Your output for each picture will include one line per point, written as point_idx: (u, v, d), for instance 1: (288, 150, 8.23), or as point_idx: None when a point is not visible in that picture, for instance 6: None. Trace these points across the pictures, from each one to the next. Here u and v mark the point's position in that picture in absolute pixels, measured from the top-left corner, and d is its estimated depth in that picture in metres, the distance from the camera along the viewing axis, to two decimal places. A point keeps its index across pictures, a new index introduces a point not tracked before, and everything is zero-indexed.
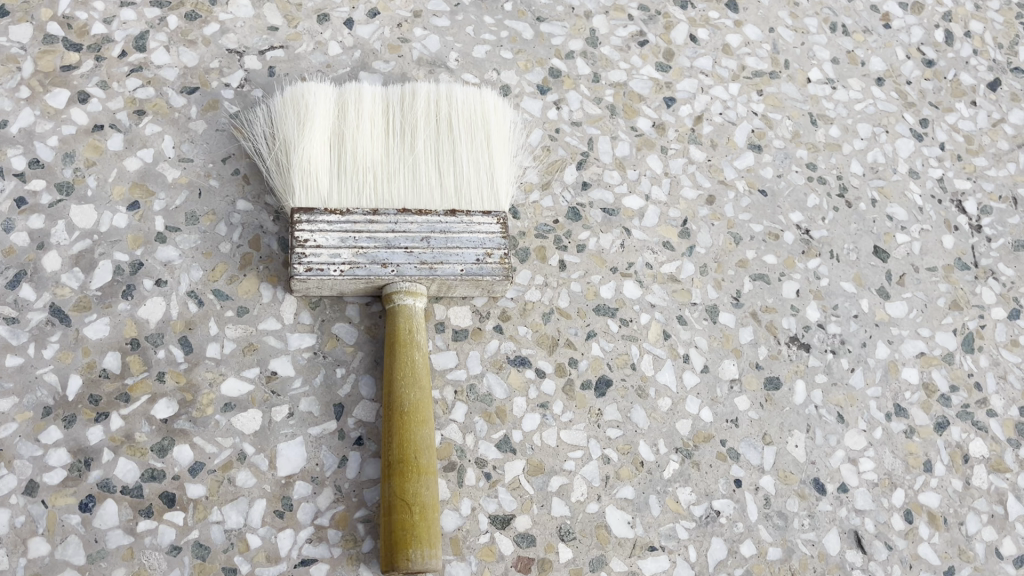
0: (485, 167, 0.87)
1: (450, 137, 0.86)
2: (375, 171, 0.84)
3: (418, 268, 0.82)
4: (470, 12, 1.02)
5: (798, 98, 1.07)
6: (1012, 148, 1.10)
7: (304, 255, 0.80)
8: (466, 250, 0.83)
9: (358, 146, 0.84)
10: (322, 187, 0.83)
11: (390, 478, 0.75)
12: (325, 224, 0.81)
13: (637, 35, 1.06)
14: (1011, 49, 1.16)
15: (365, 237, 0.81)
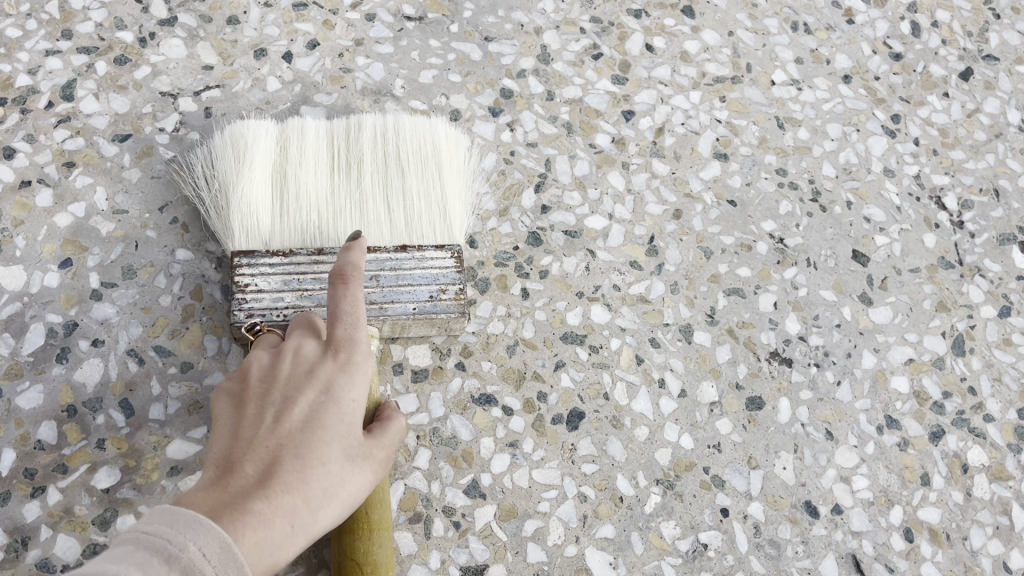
0: (438, 199, 0.82)
1: (399, 169, 0.82)
2: (320, 208, 0.79)
3: (366, 308, 0.76)
4: (414, 37, 0.98)
5: (762, 102, 1.03)
6: (989, 139, 1.06)
7: (245, 298, 0.75)
8: (419, 287, 0.77)
9: (301, 183, 0.80)
10: (264, 229, 0.78)
11: (339, 535, 0.69)
12: (266, 267, 0.76)
13: (591, 49, 1.02)
14: (981, 37, 1.12)
15: (309, 278, 0.76)
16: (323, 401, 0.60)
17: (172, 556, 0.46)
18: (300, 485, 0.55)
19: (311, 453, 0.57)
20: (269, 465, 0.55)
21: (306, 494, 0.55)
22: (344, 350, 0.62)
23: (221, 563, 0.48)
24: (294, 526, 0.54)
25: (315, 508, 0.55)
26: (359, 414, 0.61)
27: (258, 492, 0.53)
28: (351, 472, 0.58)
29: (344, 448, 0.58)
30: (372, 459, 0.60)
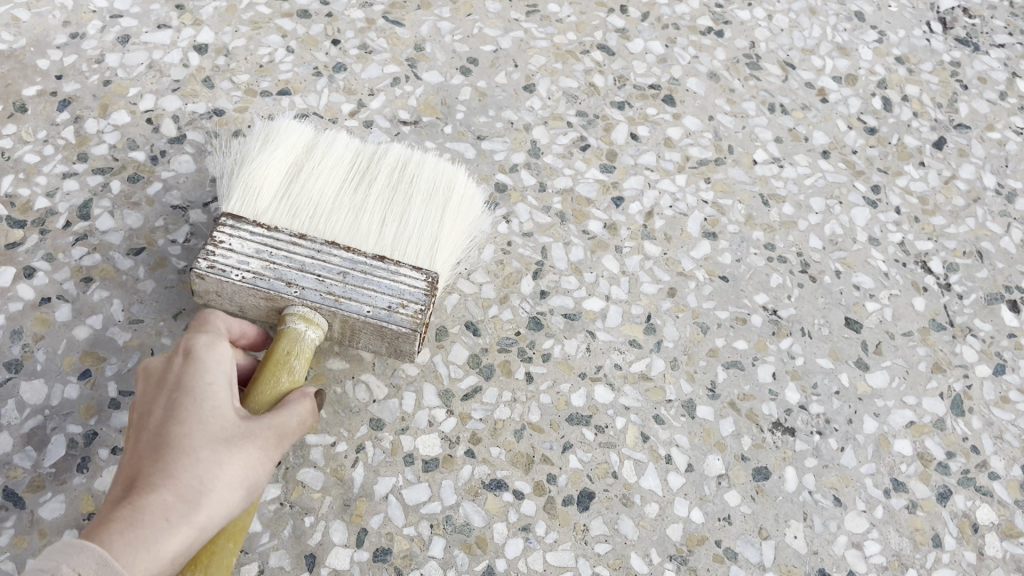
0: (435, 229, 0.84)
1: (407, 195, 0.86)
2: (318, 205, 0.83)
3: (323, 296, 0.77)
4: (411, 140, 1.04)
5: (746, 181, 1.07)
6: (968, 203, 1.09)
7: (216, 252, 0.78)
8: (380, 294, 0.78)
9: (311, 181, 0.85)
10: (259, 203, 0.82)
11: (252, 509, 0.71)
12: (246, 234, 0.79)
13: (578, 141, 1.07)
14: (951, 107, 1.17)
15: (281, 255, 0.79)
16: (178, 400, 0.67)
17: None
18: (167, 481, 0.62)
19: (172, 451, 0.63)
20: (134, 482, 0.62)
21: (174, 487, 0.62)
22: (192, 357, 0.69)
23: None
24: (172, 518, 0.61)
25: (192, 501, 0.62)
26: (222, 398, 0.68)
27: (124, 504, 0.61)
28: (230, 455, 0.64)
29: (208, 433, 0.65)
30: (248, 433, 0.66)
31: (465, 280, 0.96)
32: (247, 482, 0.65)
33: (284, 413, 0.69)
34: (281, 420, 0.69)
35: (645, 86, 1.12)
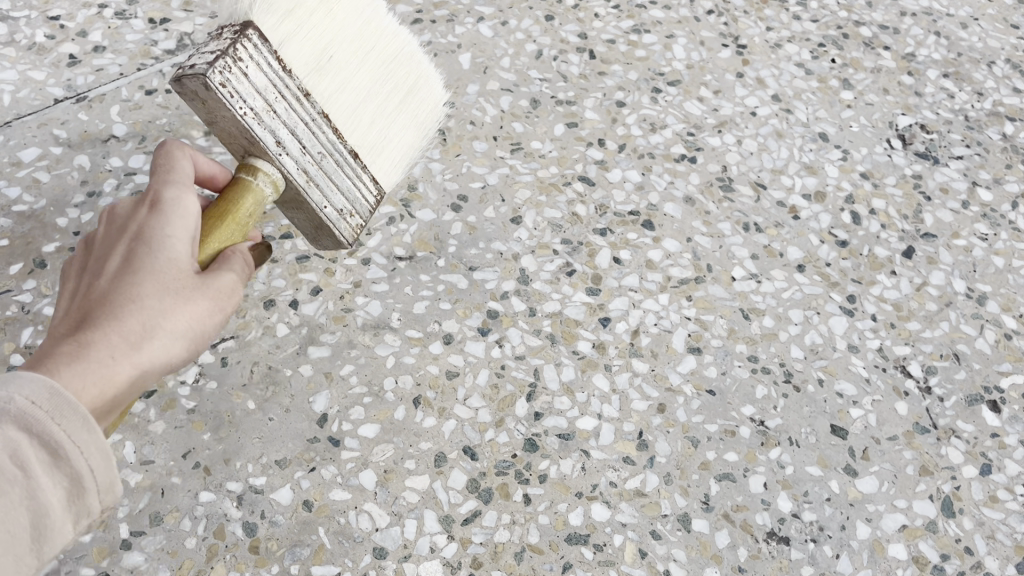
0: (405, 141, 0.90)
1: (401, 100, 0.89)
2: (332, 83, 0.82)
3: (299, 173, 0.79)
4: (406, 273, 1.10)
5: (726, 297, 1.12)
6: (940, 308, 1.14)
7: (234, 68, 0.73)
8: (338, 194, 0.83)
9: (340, 26, 0.83)
10: (285, 35, 0.78)
11: None
12: (262, 59, 0.76)
13: (564, 267, 1.13)
14: (917, 218, 1.23)
15: (282, 105, 0.77)
16: (136, 248, 0.66)
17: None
18: (117, 323, 0.62)
19: (126, 298, 0.63)
20: (81, 320, 0.62)
21: (123, 328, 0.62)
22: (154, 203, 0.69)
23: (53, 408, 0.53)
24: (122, 356, 0.61)
25: (140, 343, 0.62)
26: (178, 245, 0.68)
27: (71, 341, 0.60)
28: (180, 305, 0.65)
29: (161, 283, 0.65)
30: (202, 289, 0.67)
31: (462, 405, 0.99)
32: (190, 330, 0.66)
33: (228, 271, 0.70)
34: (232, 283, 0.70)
35: (625, 213, 1.19)
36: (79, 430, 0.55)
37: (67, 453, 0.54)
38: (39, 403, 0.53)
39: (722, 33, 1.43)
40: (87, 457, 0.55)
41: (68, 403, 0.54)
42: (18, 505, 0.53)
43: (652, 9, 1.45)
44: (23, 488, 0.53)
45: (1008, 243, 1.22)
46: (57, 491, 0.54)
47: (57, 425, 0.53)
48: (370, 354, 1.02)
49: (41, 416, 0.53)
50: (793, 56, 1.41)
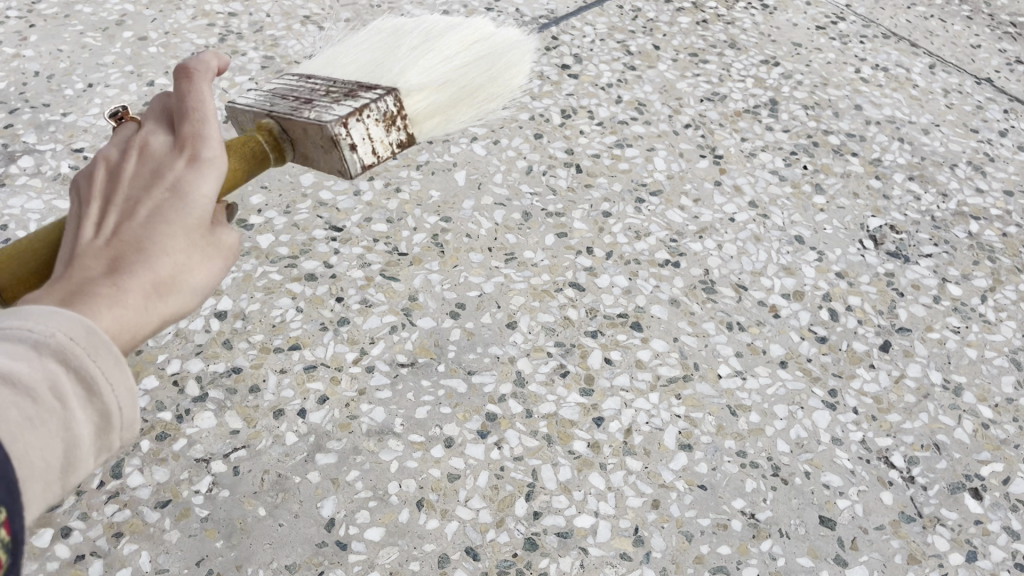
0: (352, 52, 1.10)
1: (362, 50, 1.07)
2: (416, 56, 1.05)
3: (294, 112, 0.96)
4: (408, 379, 1.15)
5: (713, 393, 1.18)
6: (919, 399, 1.20)
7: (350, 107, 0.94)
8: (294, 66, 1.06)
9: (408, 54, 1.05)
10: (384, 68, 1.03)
11: None
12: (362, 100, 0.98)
13: (559, 368, 1.18)
14: (891, 312, 1.30)
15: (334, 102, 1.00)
16: (171, 188, 0.54)
17: (35, 338, 0.42)
18: (145, 269, 0.50)
19: (155, 242, 0.52)
20: (116, 258, 0.50)
21: (152, 272, 0.51)
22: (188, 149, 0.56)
23: (96, 345, 0.44)
24: (149, 305, 0.50)
25: (166, 297, 0.51)
26: (213, 188, 0.55)
27: (107, 280, 0.49)
28: (203, 265, 0.54)
29: (195, 238, 0.54)
30: (221, 243, 0.55)
31: (464, 507, 1.03)
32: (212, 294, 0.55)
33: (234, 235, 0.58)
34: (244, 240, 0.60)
35: (614, 316, 1.26)
36: (116, 370, 0.45)
37: (113, 408, 0.45)
38: (81, 338, 0.43)
39: (699, 145, 1.53)
40: (125, 400, 0.45)
41: (104, 338, 0.44)
42: (54, 437, 0.42)
43: (633, 125, 1.56)
44: (60, 422, 0.42)
45: (980, 335, 1.28)
46: (86, 428, 0.44)
47: (96, 362, 0.43)
48: (375, 458, 1.07)
49: (82, 351, 0.43)
50: (767, 164, 1.50)
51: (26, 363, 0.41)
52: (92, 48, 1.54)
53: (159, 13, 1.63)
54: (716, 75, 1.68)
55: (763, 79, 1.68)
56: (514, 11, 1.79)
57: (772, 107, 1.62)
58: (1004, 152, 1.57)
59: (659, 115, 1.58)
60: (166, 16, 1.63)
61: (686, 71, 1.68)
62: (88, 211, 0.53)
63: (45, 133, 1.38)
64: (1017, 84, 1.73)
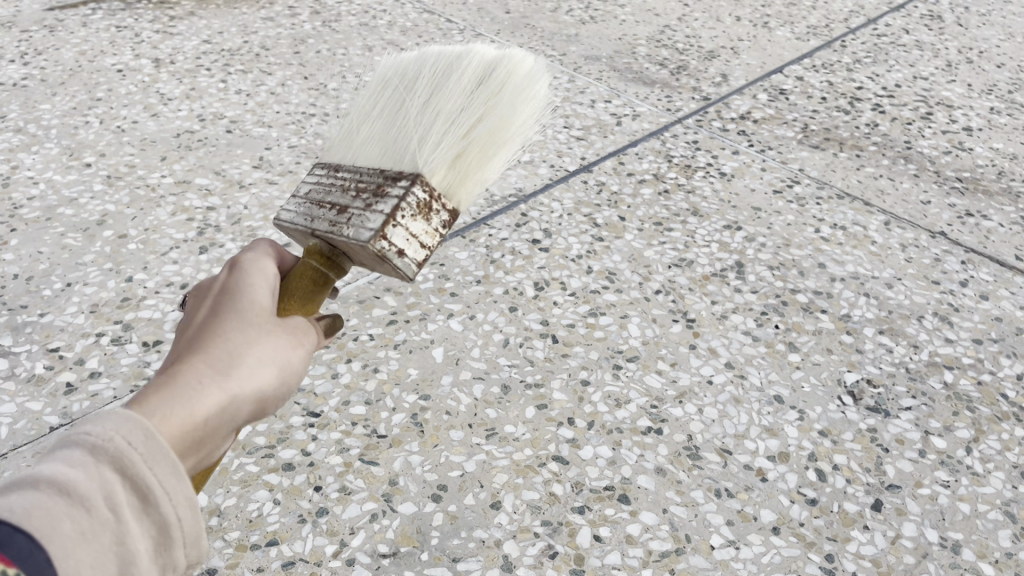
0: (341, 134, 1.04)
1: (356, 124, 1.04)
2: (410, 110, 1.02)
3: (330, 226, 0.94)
4: (390, 570, 1.11)
5: (707, 566, 1.14)
6: (918, 560, 1.16)
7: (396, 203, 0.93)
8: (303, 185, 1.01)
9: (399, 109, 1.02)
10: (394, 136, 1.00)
11: None
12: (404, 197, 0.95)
13: (546, 548, 1.14)
14: (879, 469, 1.29)
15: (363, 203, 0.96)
16: (218, 307, 0.71)
17: (93, 446, 0.51)
18: (201, 357, 0.65)
19: (211, 341, 0.66)
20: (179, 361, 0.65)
21: (208, 360, 0.64)
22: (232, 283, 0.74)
23: (149, 450, 0.53)
24: (209, 381, 0.63)
25: (224, 370, 0.64)
26: (253, 298, 0.72)
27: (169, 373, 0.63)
28: (259, 345, 0.68)
29: (245, 329, 0.69)
30: (272, 331, 0.70)
31: None
32: (279, 367, 0.69)
33: (292, 332, 0.73)
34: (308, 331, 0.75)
35: (600, 488, 1.23)
36: (171, 474, 0.54)
37: (169, 512, 0.54)
38: (137, 444, 0.53)
39: (671, 311, 1.56)
40: (181, 506, 0.54)
41: (158, 445, 0.54)
42: (108, 550, 0.51)
43: (605, 293, 1.59)
44: (115, 531, 0.51)
45: (970, 488, 1.27)
46: (144, 539, 0.53)
47: (149, 468, 0.53)
48: None
49: (137, 458, 0.52)
50: (739, 325, 1.53)
51: (85, 472, 0.50)
52: (72, 247, 1.58)
53: (139, 209, 1.68)
54: (682, 242, 1.73)
55: (728, 243, 1.74)
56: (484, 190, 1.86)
57: (738, 269, 1.66)
58: (967, 301, 1.62)
59: (629, 282, 1.62)
60: (146, 212, 1.67)
61: (653, 239, 1.74)
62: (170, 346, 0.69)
63: (21, 334, 1.39)
64: (971, 234, 1.79)
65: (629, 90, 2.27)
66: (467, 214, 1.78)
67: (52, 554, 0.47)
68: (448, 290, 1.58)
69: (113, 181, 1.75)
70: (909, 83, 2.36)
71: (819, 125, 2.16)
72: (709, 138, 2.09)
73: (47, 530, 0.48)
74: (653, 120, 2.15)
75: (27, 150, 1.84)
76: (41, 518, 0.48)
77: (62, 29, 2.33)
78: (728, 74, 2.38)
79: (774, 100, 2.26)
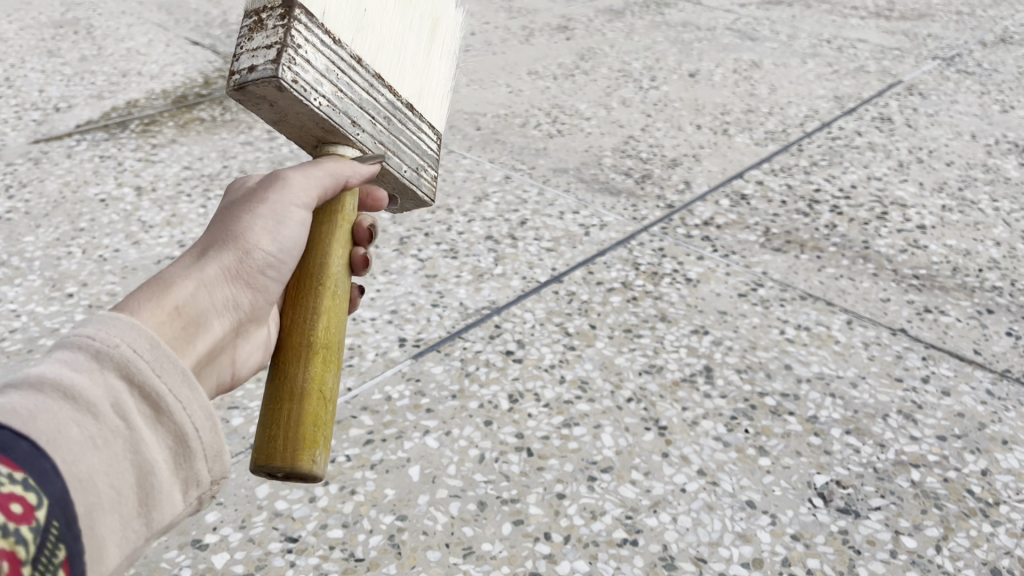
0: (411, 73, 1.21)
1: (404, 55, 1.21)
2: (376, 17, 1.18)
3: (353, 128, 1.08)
4: None
5: None
6: None
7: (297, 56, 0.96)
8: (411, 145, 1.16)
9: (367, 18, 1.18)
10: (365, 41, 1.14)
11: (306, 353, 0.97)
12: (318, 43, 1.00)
13: None
14: (852, 572, 1.30)
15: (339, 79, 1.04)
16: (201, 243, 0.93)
17: (105, 362, 0.68)
18: (188, 278, 0.87)
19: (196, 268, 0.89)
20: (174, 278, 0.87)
21: (191, 285, 0.87)
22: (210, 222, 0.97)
23: (155, 363, 0.71)
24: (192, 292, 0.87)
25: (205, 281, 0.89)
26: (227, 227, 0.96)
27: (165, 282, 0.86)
28: (228, 266, 0.92)
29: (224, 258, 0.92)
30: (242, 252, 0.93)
31: None
32: (248, 277, 0.94)
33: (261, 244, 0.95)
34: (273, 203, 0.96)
35: None
36: (177, 383, 0.72)
37: (172, 411, 0.71)
38: (141, 356, 0.70)
39: (643, 418, 1.59)
40: (187, 414, 0.73)
41: (162, 358, 0.72)
42: (129, 456, 0.67)
43: (578, 403, 1.61)
44: (137, 437, 0.68)
45: None
46: (153, 446, 0.69)
47: (156, 377, 0.71)
48: None
49: (143, 370, 0.70)
50: (710, 430, 1.56)
51: (100, 383, 0.67)
52: None
53: None
54: (651, 348, 1.78)
55: (696, 347, 1.78)
56: (458, 304, 1.91)
57: (707, 373, 1.70)
58: (929, 398, 1.66)
59: (602, 390, 1.65)
60: None
61: (623, 346, 1.78)
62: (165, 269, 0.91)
63: None
64: (930, 330, 1.85)
65: (596, 200, 2.36)
66: (441, 329, 1.82)
67: (77, 443, 0.62)
68: (423, 405, 1.60)
69: (94, 311, 1.80)
70: (863, 185, 2.46)
71: (780, 227, 2.24)
72: (674, 245, 2.16)
73: (78, 424, 0.63)
74: (620, 229, 2.22)
75: (10, 282, 1.88)
76: (53, 420, 0.61)
77: (47, 161, 2.41)
78: (691, 181, 2.48)
79: (735, 205, 2.35)
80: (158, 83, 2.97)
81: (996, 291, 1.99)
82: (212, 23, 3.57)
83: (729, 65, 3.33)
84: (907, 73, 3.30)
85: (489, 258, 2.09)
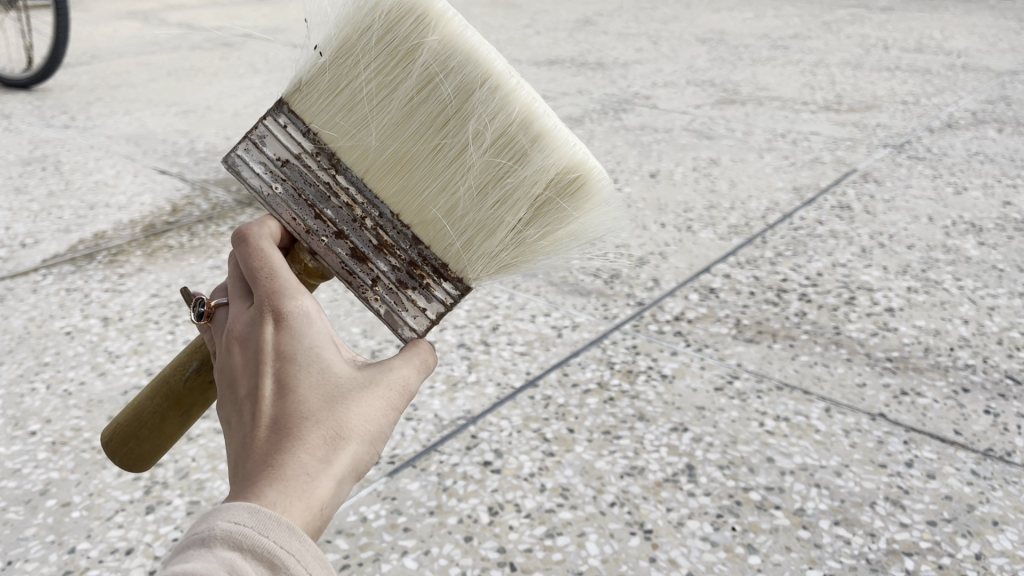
0: (353, 100, 1.03)
1: (380, 106, 1.03)
2: (427, 139, 1.03)
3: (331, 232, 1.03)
4: None
5: None
6: None
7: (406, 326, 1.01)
8: (280, 155, 1.02)
9: (442, 152, 1.03)
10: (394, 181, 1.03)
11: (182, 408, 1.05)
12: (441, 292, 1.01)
13: None
14: None
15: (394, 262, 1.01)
16: (284, 370, 0.77)
17: (209, 539, 0.65)
18: (292, 452, 0.71)
19: (298, 435, 0.73)
20: (270, 442, 0.73)
21: (295, 449, 0.72)
22: (282, 325, 0.79)
23: (258, 523, 0.66)
24: (299, 473, 0.70)
25: (308, 468, 0.71)
26: (319, 361, 0.77)
27: (265, 462, 0.71)
28: (325, 442, 0.73)
29: (322, 422, 0.74)
30: (343, 407, 0.75)
31: None
32: (357, 448, 0.75)
33: (369, 403, 0.77)
34: (382, 401, 0.79)
35: None
36: (288, 536, 0.66)
37: (288, 565, 0.65)
38: (245, 521, 0.66)
39: (628, 522, 1.55)
40: (308, 565, 0.66)
41: (272, 519, 0.66)
42: None
43: (560, 511, 1.57)
44: None
45: None
46: None
47: (265, 536, 0.65)
48: None
49: (249, 532, 0.65)
50: (696, 530, 1.52)
51: (203, 562, 0.63)
52: (13, 520, 1.54)
53: (84, 474, 1.67)
54: (631, 449, 1.75)
55: (676, 445, 1.75)
56: (432, 416, 1.88)
57: (689, 472, 1.67)
58: (915, 482, 1.64)
59: (583, 497, 1.61)
60: (90, 477, 1.67)
61: (603, 448, 1.75)
62: (246, 415, 0.76)
63: None
64: (909, 414, 1.84)
65: (567, 301, 2.37)
66: (416, 443, 1.78)
67: None
68: (400, 524, 1.55)
69: (57, 447, 1.75)
70: (829, 272, 2.49)
71: (751, 319, 2.25)
72: (647, 342, 2.16)
73: None
74: (592, 329, 2.22)
75: None
76: None
77: (11, 296, 2.39)
78: (659, 278, 2.50)
79: (705, 299, 2.36)
80: (126, 214, 2.99)
81: (970, 369, 2.00)
82: (179, 152, 3.63)
83: (689, 164, 3.42)
84: (861, 162, 3.40)
85: (462, 366, 2.07)
